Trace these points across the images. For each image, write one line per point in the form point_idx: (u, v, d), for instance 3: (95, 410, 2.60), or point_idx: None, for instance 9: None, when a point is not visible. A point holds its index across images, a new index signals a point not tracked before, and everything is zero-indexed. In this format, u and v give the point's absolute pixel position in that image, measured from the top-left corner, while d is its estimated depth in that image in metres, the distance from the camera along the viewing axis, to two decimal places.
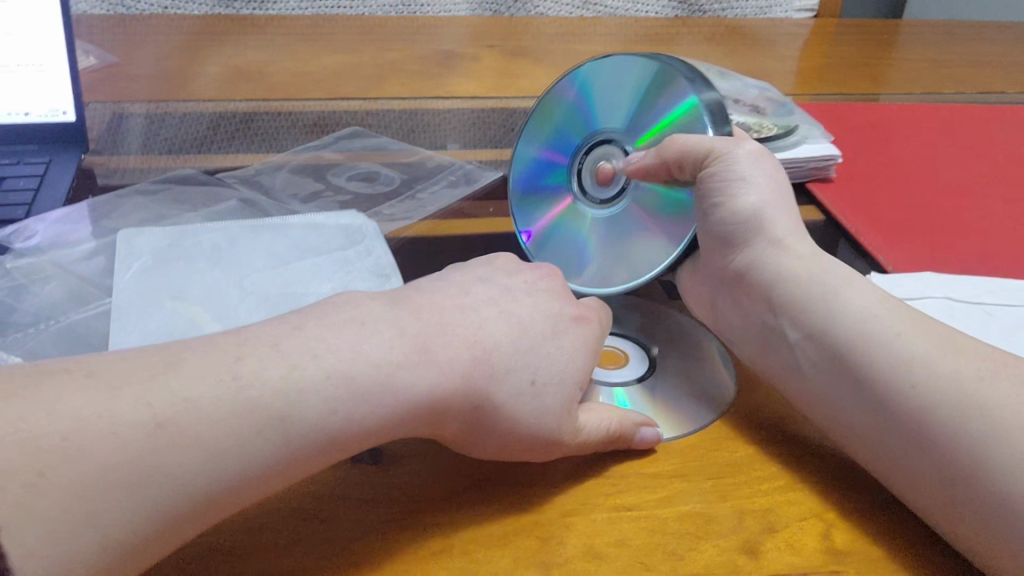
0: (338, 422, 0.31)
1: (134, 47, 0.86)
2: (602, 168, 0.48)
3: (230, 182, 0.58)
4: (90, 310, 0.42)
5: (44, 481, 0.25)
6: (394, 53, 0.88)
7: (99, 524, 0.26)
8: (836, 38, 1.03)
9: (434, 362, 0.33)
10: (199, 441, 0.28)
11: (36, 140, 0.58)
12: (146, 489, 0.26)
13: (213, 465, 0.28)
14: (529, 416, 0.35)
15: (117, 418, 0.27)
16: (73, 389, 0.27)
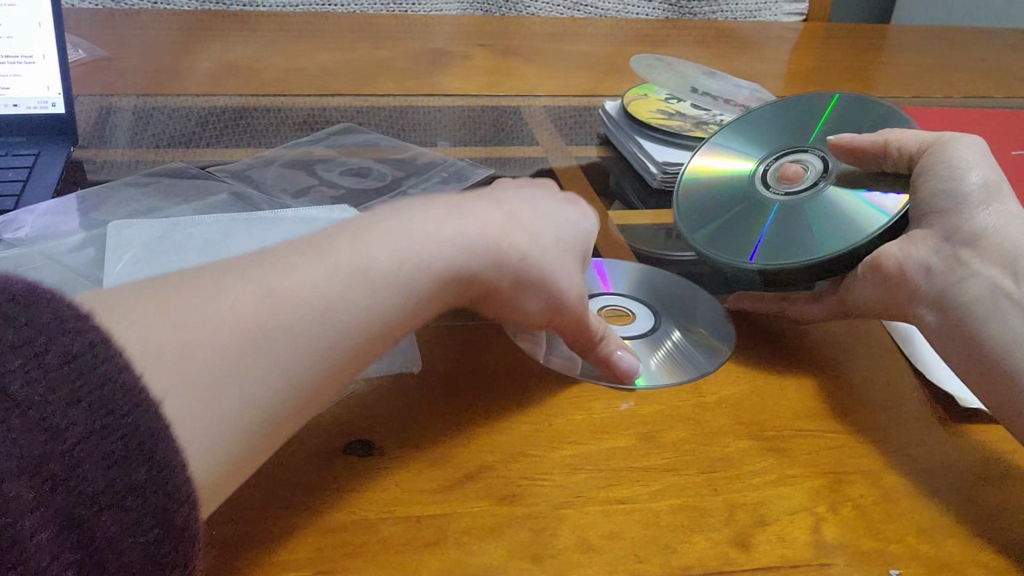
0: (425, 270, 0.34)
1: (123, 42, 0.85)
2: (791, 168, 0.47)
3: (220, 176, 0.58)
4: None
5: (197, 349, 0.27)
6: (385, 51, 0.88)
7: (253, 382, 0.28)
8: (825, 41, 1.04)
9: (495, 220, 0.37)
10: (336, 300, 0.31)
11: (25, 132, 0.58)
12: (290, 354, 0.29)
13: (346, 325, 0.31)
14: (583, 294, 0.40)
15: (249, 293, 0.29)
16: (200, 281, 0.29)
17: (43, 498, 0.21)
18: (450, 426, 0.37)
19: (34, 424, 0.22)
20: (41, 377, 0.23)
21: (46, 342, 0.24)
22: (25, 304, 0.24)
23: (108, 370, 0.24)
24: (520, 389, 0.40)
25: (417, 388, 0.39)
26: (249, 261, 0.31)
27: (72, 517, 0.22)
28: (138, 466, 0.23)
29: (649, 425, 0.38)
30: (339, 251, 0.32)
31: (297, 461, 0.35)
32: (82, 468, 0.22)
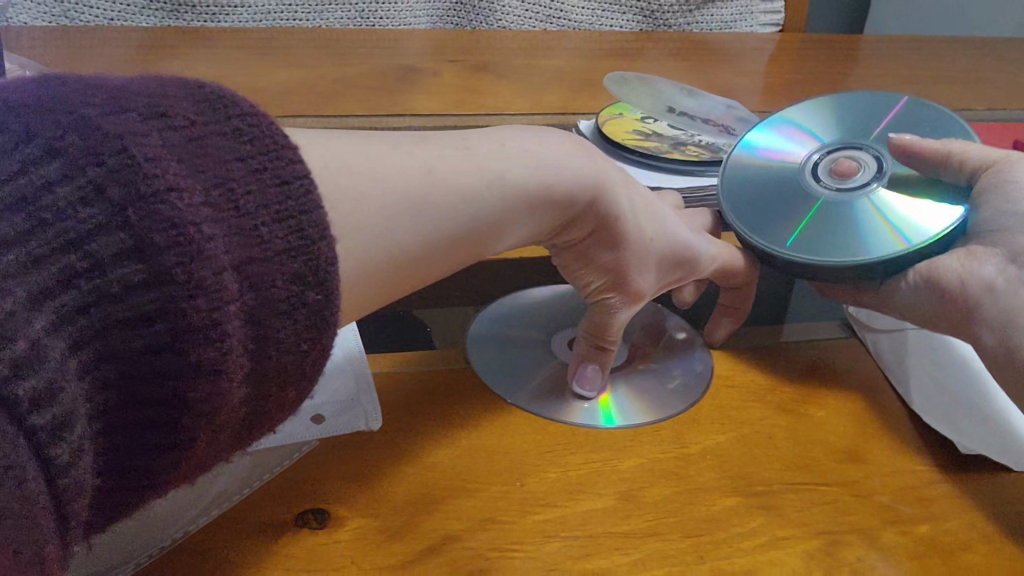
0: (519, 191, 0.34)
1: (76, 61, 0.82)
2: (846, 163, 0.46)
3: None
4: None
5: (357, 203, 0.29)
6: (352, 68, 0.85)
7: (376, 246, 0.30)
8: (803, 53, 1.02)
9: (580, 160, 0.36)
10: (455, 193, 0.32)
11: None
12: (413, 189, 0.31)
13: (455, 206, 0.32)
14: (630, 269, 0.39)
15: (401, 163, 0.31)
16: (373, 142, 0.31)
17: (244, 301, 0.24)
18: (411, 489, 0.34)
19: (246, 232, 0.24)
20: (259, 189, 0.24)
21: (260, 162, 0.25)
22: (236, 113, 0.25)
23: (311, 199, 0.25)
24: (490, 444, 0.37)
25: (378, 446, 0.36)
26: (390, 136, 0.32)
27: (255, 321, 0.24)
28: (312, 291, 0.25)
29: (629, 483, 0.35)
30: (451, 161, 0.32)
31: (242, 535, 0.31)
32: (270, 279, 0.24)
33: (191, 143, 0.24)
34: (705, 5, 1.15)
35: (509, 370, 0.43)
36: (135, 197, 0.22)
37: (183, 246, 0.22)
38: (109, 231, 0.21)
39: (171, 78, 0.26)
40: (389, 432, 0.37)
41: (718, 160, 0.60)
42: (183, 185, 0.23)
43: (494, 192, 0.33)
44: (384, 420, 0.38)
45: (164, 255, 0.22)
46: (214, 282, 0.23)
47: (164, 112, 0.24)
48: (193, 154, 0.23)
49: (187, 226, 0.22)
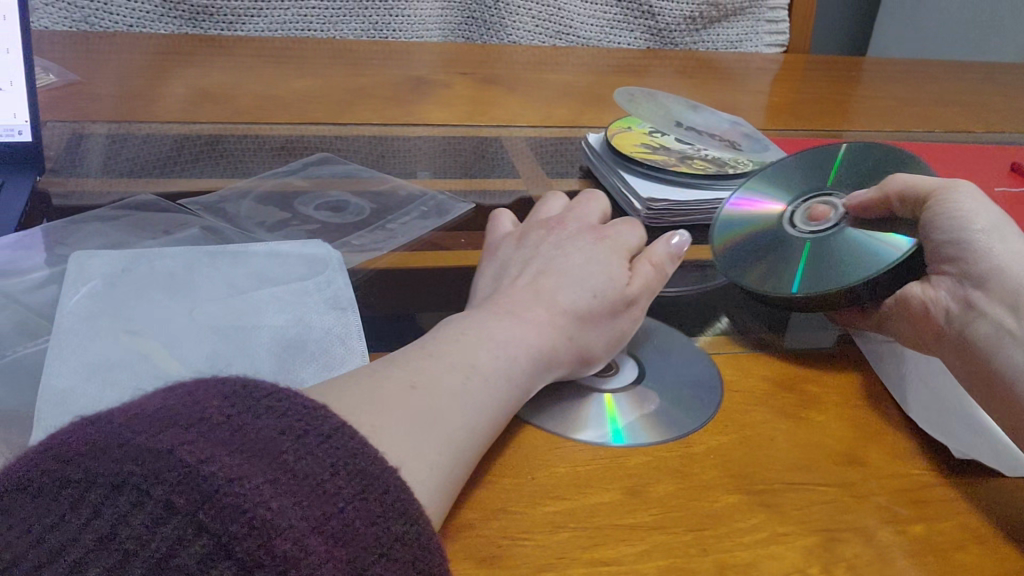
0: (508, 395, 0.38)
1: (96, 65, 0.84)
2: (821, 207, 0.49)
3: (192, 209, 0.56)
4: (32, 345, 0.40)
5: (381, 435, 0.32)
6: (365, 78, 0.87)
7: (426, 471, 0.32)
8: (806, 74, 1.04)
9: (527, 328, 0.41)
10: (462, 408, 0.36)
11: None
12: (446, 446, 0.34)
13: (467, 421, 0.36)
14: (603, 316, 0.43)
15: (388, 391, 0.34)
16: (354, 382, 0.35)
17: (337, 557, 0.25)
18: None
19: (309, 487, 0.26)
20: (314, 457, 0.27)
21: (303, 430, 0.28)
22: (266, 402, 0.29)
23: (352, 447, 0.29)
24: (501, 438, 0.38)
25: None
26: (381, 389, 0.34)
27: (361, 570, 0.26)
28: (397, 521, 0.27)
29: (635, 478, 0.37)
30: (436, 392, 0.36)
31: None
32: (352, 523, 0.26)
33: (240, 436, 0.27)
34: (711, 25, 1.17)
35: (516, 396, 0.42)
36: (207, 503, 0.24)
37: (258, 531, 0.24)
38: (193, 539, 0.24)
39: (211, 382, 0.30)
40: None
41: (724, 173, 0.62)
42: (247, 480, 0.25)
43: (481, 387, 0.37)
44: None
45: (242, 543, 0.24)
46: (299, 551, 0.24)
47: (211, 422, 0.27)
48: (249, 447, 0.27)
49: (260, 511, 0.25)
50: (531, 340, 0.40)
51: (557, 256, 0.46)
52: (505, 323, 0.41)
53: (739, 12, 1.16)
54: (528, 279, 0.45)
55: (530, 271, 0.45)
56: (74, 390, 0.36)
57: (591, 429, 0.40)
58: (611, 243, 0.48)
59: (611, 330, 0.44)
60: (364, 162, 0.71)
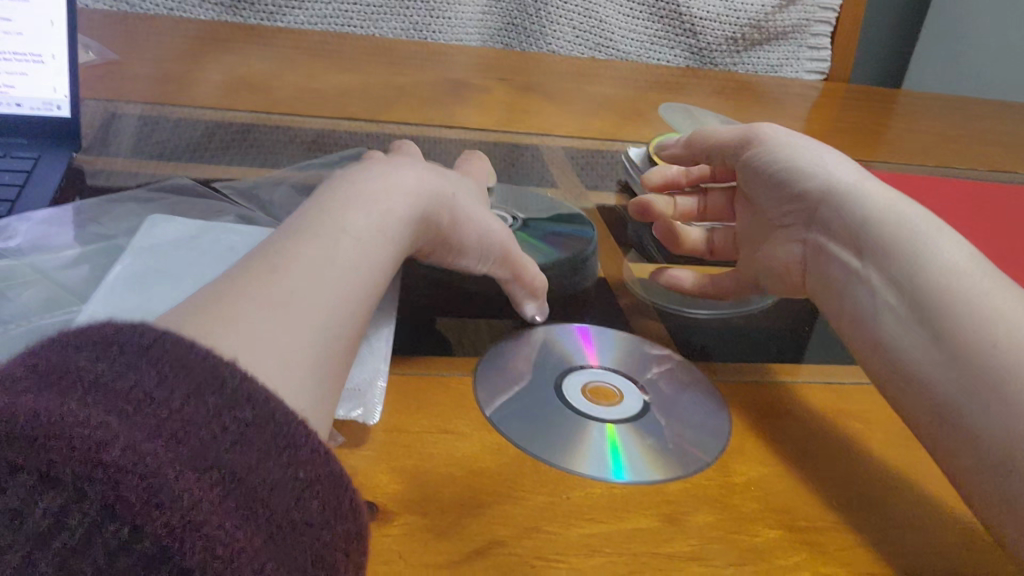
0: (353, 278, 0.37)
1: (135, 46, 0.83)
2: None
3: (227, 195, 0.56)
4: (57, 315, 0.39)
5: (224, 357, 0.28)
6: (403, 77, 0.86)
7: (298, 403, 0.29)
8: (846, 103, 1.03)
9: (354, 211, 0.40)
10: (299, 287, 0.34)
11: (22, 133, 0.55)
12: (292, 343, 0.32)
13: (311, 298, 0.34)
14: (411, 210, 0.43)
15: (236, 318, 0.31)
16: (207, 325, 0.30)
17: (179, 455, 0.23)
18: (458, 490, 0.34)
19: (132, 397, 0.24)
20: (150, 376, 0.25)
21: (116, 348, 0.26)
22: (93, 343, 0.26)
23: (172, 354, 0.26)
24: (532, 453, 0.37)
25: (427, 446, 0.37)
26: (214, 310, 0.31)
27: (206, 460, 0.23)
28: (240, 407, 0.26)
29: (674, 505, 0.35)
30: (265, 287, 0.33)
31: None
32: (200, 432, 0.24)
33: (55, 378, 0.24)
34: (752, 47, 1.15)
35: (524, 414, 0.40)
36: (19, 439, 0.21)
37: (78, 453, 0.21)
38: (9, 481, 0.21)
39: (41, 346, 0.26)
40: (434, 431, 0.38)
41: None
42: (56, 405, 0.22)
43: (314, 261, 0.36)
44: (402, 420, 0.38)
45: (61, 466, 0.21)
46: (130, 457, 0.22)
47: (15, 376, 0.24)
48: (52, 369, 0.24)
49: (75, 428, 0.22)
50: (368, 219, 0.40)
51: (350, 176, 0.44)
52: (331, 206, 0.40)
53: (782, 37, 1.14)
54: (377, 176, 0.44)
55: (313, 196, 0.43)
56: None
57: (590, 455, 0.37)
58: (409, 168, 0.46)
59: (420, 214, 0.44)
60: None
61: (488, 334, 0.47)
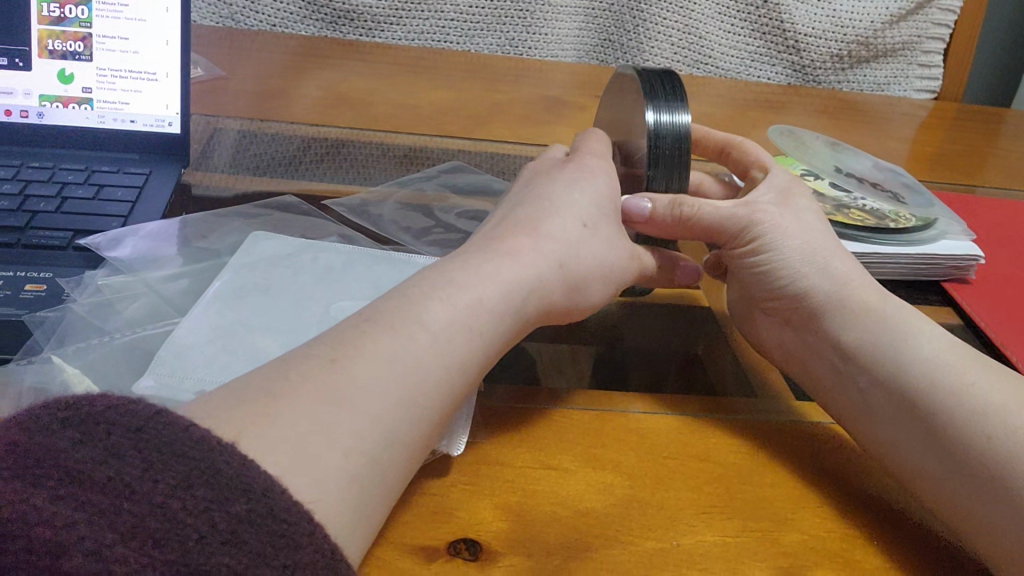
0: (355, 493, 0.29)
1: (240, 63, 0.85)
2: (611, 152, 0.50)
3: (333, 212, 0.56)
4: (159, 326, 0.40)
5: None
6: (499, 94, 0.86)
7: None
8: (958, 124, 0.98)
9: (486, 281, 0.38)
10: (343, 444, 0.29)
11: (136, 150, 0.57)
12: (383, 437, 0.31)
13: (417, 380, 0.33)
14: (427, 332, 0.34)
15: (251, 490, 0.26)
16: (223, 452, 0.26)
17: (148, 559, 0.22)
18: (565, 528, 0.33)
19: (114, 489, 0.23)
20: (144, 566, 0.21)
21: (104, 428, 0.24)
22: (87, 420, 0.25)
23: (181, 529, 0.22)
24: (643, 493, 0.35)
25: (532, 482, 0.35)
26: (297, 384, 0.30)
27: (182, 567, 0.22)
28: (235, 499, 0.23)
29: (792, 559, 0.33)
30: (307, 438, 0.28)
31: (389, 551, 0.31)
32: None
33: (33, 464, 0.23)
34: (860, 65, 1.10)
35: (629, 443, 0.38)
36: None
37: None
38: None
39: (78, 507, 0.22)
40: (537, 467, 0.36)
41: (885, 227, 0.57)
42: (25, 502, 0.22)
43: (429, 347, 0.34)
44: (501, 453, 0.37)
45: None
46: None
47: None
48: (29, 465, 0.23)
49: (39, 529, 0.21)
50: (462, 315, 0.36)
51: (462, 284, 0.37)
52: (456, 303, 0.36)
53: (891, 54, 1.10)
54: (501, 222, 0.43)
55: (440, 270, 0.38)
56: (202, 388, 0.35)
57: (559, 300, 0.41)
58: (484, 263, 0.39)
59: (455, 327, 0.35)
60: (493, 177, 0.70)
61: (585, 367, 0.46)
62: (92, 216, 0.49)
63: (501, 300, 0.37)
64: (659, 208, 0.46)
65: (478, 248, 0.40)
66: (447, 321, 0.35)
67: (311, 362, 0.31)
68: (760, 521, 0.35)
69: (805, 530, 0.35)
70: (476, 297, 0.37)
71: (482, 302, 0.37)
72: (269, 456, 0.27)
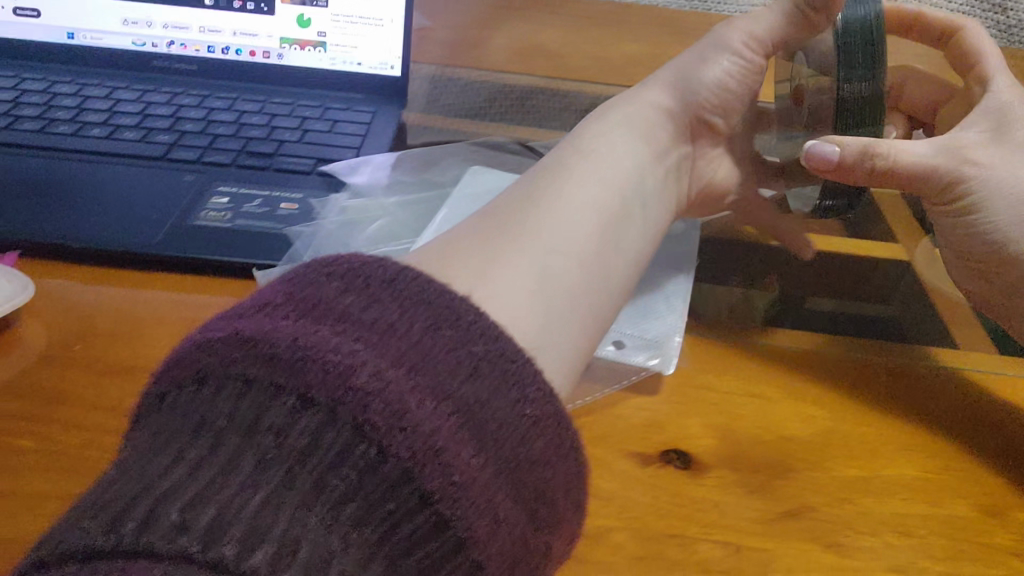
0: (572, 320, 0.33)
1: (441, 14, 0.90)
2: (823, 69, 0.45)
3: (538, 154, 0.59)
4: (395, 245, 0.45)
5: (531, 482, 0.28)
6: (689, 47, 0.86)
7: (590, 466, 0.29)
8: None
9: (622, 141, 0.42)
10: (548, 279, 0.33)
11: (362, 91, 0.62)
12: (579, 269, 0.34)
13: (592, 221, 0.36)
14: (584, 180, 0.38)
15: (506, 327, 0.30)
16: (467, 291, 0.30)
17: (414, 382, 0.24)
18: (770, 451, 0.35)
19: (382, 331, 0.26)
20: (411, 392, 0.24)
21: (370, 282, 0.27)
22: (346, 274, 0.28)
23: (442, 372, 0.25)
24: (845, 427, 0.37)
25: (738, 406, 0.37)
26: (487, 226, 0.35)
27: (443, 391, 0.25)
28: (476, 340, 0.27)
29: (996, 498, 0.34)
30: (518, 272, 0.32)
31: (607, 454, 0.34)
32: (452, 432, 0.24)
33: (311, 307, 0.26)
34: None
35: (831, 379, 0.40)
36: (282, 362, 0.24)
37: (386, 430, 0.23)
38: (339, 446, 0.23)
39: (355, 341, 0.25)
40: (743, 394, 0.38)
41: None
42: (311, 334, 0.25)
43: (591, 193, 0.38)
44: (706, 378, 0.39)
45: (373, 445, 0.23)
46: (425, 436, 0.23)
47: (280, 300, 0.27)
48: (305, 307, 0.26)
49: (328, 355, 0.24)
50: (611, 166, 0.40)
51: (607, 146, 0.41)
52: (603, 159, 0.40)
53: None
54: (645, 102, 0.47)
55: (589, 136, 0.43)
56: None
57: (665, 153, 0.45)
58: (622, 131, 0.43)
59: (607, 175, 0.39)
60: None
61: (782, 315, 0.47)
62: (328, 146, 0.54)
63: (635, 156, 0.42)
64: (849, 154, 0.41)
65: (623, 119, 0.45)
66: (596, 170, 0.39)
67: (498, 217, 0.35)
68: (964, 463, 0.35)
69: (1011, 476, 0.35)
70: (620, 156, 0.41)
71: (624, 159, 0.41)
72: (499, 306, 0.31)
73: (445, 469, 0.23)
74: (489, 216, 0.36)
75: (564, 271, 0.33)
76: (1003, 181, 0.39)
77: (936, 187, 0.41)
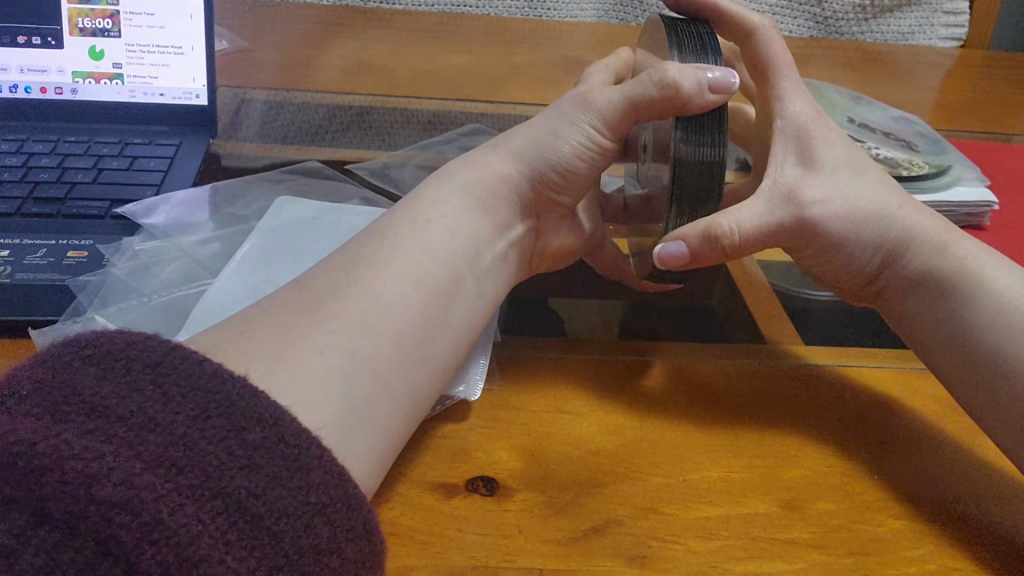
0: (370, 410, 0.31)
1: (264, 35, 0.87)
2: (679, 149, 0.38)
3: (357, 177, 0.58)
4: (192, 289, 0.42)
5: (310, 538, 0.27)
6: (517, 57, 0.87)
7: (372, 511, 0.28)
8: (984, 71, 0.97)
9: (449, 210, 0.40)
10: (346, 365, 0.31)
11: (166, 123, 0.59)
12: (387, 356, 0.33)
13: (408, 305, 0.35)
14: (406, 259, 0.36)
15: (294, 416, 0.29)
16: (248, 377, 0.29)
17: (174, 484, 0.23)
18: (576, 467, 0.35)
19: (122, 414, 0.24)
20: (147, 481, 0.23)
21: (117, 361, 0.26)
22: (90, 346, 0.26)
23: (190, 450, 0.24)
24: (652, 434, 0.37)
25: (546, 425, 0.37)
26: (288, 307, 0.33)
27: (191, 476, 0.24)
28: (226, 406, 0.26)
29: (794, 492, 0.35)
30: (306, 357, 0.31)
31: (409, 489, 0.33)
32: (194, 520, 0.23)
33: (47, 394, 0.25)
34: (884, 14, 1.10)
35: (639, 388, 0.40)
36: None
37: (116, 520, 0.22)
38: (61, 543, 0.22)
39: (95, 428, 0.24)
40: (551, 411, 0.38)
41: (897, 175, 0.58)
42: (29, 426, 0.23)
43: (413, 274, 0.36)
44: (516, 399, 0.39)
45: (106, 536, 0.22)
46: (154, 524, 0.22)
47: (18, 390, 0.25)
48: (49, 401, 0.24)
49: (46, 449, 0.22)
50: (436, 240, 0.38)
51: (437, 218, 0.39)
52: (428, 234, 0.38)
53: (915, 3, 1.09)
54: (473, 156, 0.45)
55: (414, 203, 0.41)
56: None
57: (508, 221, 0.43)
58: (451, 197, 0.41)
59: (433, 255, 0.37)
60: None
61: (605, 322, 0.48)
62: (127, 185, 0.51)
63: (465, 227, 0.40)
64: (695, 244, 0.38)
65: (452, 181, 0.42)
66: (424, 246, 0.38)
67: (301, 296, 0.34)
68: (763, 458, 0.36)
69: (806, 465, 0.36)
70: (445, 230, 0.39)
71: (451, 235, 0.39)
72: (276, 386, 0.29)
73: (197, 575, 0.22)
74: (294, 297, 0.34)
75: (366, 358, 0.32)
76: (840, 204, 0.40)
77: (787, 234, 0.41)
